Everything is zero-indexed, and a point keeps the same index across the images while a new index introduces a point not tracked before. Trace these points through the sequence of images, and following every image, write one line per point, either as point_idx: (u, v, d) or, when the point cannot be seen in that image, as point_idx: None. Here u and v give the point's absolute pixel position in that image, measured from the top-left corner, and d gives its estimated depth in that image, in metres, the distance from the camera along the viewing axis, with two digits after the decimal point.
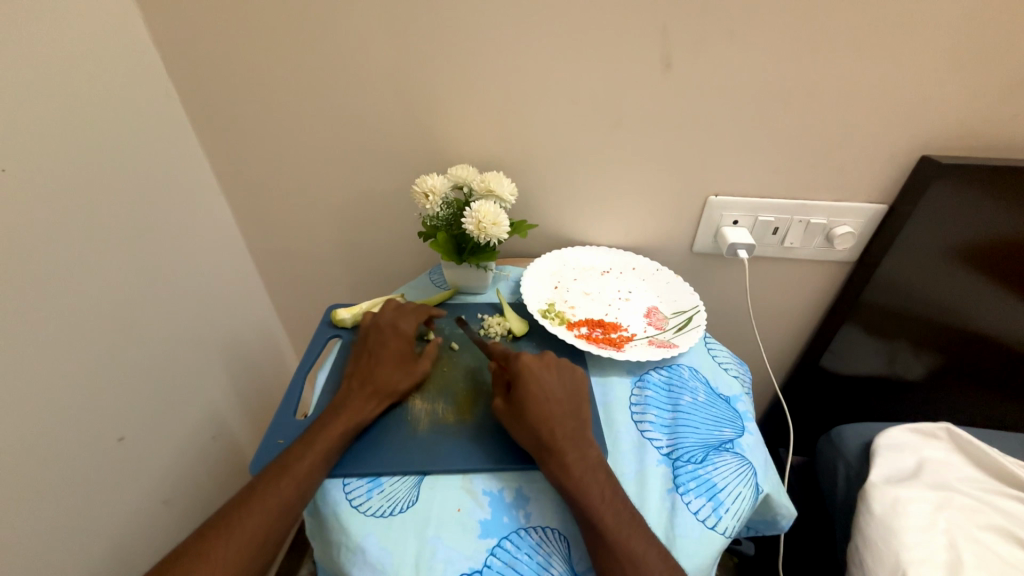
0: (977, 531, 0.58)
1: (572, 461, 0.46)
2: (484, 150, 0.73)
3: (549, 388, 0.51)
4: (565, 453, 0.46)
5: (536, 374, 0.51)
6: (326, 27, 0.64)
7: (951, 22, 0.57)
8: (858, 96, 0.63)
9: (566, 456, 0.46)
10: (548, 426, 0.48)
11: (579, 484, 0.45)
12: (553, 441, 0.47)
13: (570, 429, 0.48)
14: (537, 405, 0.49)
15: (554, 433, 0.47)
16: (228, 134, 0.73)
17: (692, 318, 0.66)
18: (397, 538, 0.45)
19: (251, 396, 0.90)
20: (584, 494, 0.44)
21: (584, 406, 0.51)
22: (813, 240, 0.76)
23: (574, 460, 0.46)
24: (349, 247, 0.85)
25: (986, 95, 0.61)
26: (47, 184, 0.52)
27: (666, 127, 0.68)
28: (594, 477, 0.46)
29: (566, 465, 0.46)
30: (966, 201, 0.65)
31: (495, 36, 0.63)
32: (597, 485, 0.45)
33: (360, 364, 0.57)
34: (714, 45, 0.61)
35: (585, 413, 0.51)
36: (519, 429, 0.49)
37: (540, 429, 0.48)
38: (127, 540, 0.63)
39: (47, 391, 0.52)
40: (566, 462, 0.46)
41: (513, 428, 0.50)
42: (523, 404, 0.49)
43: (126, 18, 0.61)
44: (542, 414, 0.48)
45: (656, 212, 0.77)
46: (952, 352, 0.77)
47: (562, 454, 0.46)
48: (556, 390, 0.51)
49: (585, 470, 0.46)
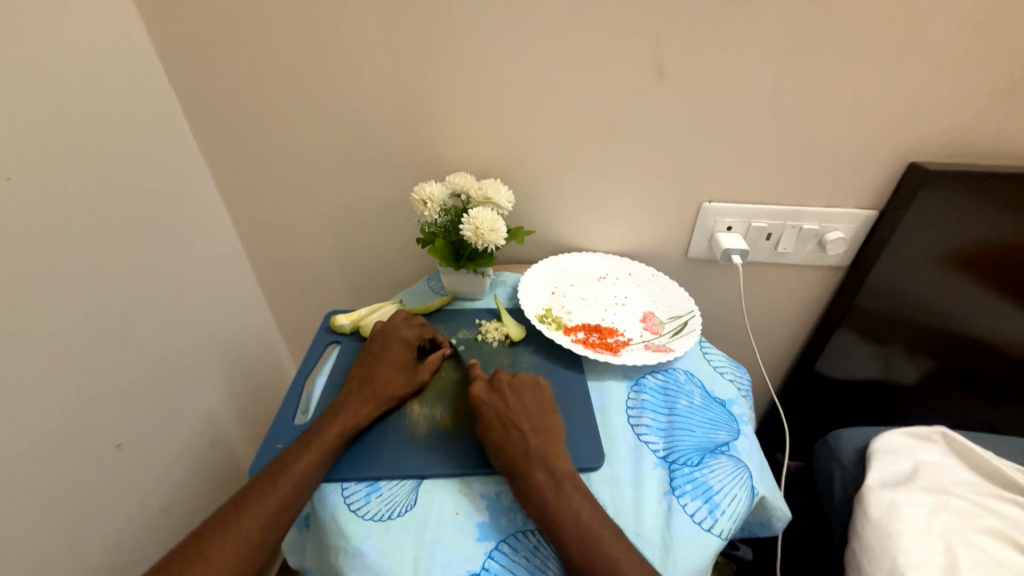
0: (972, 534, 0.58)
1: (536, 483, 0.46)
2: (482, 158, 0.74)
3: (518, 413, 0.52)
4: (526, 477, 0.46)
5: (497, 402, 0.53)
6: (326, 38, 0.65)
7: (933, 32, 0.58)
8: (845, 104, 0.64)
9: (529, 479, 0.46)
10: (507, 452, 0.48)
11: (542, 506, 0.45)
12: (515, 465, 0.47)
13: (535, 450, 0.48)
14: (497, 434, 0.50)
15: (515, 458, 0.48)
16: (228, 143, 0.74)
17: (687, 322, 0.67)
18: (394, 542, 0.45)
19: (249, 403, 0.90)
20: (548, 516, 0.44)
21: (552, 425, 0.52)
22: (806, 246, 0.77)
23: (538, 484, 0.46)
24: (348, 254, 0.86)
25: (970, 103, 0.62)
26: (48, 192, 0.53)
27: (659, 134, 0.69)
28: (559, 496, 0.45)
29: (528, 490, 0.46)
30: (955, 206, 0.66)
31: (491, 46, 0.65)
32: (564, 505, 0.45)
33: (360, 368, 0.58)
34: (704, 55, 0.62)
35: (552, 433, 0.51)
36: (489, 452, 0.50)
37: (500, 454, 0.49)
38: (124, 547, 0.63)
39: (47, 396, 0.53)
40: (530, 486, 0.46)
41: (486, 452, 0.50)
42: (483, 433, 0.51)
43: (129, 29, 0.63)
44: (500, 442, 0.49)
45: (652, 218, 0.78)
46: (945, 356, 0.78)
47: (525, 478, 0.46)
48: (526, 415, 0.52)
49: (549, 490, 0.46)
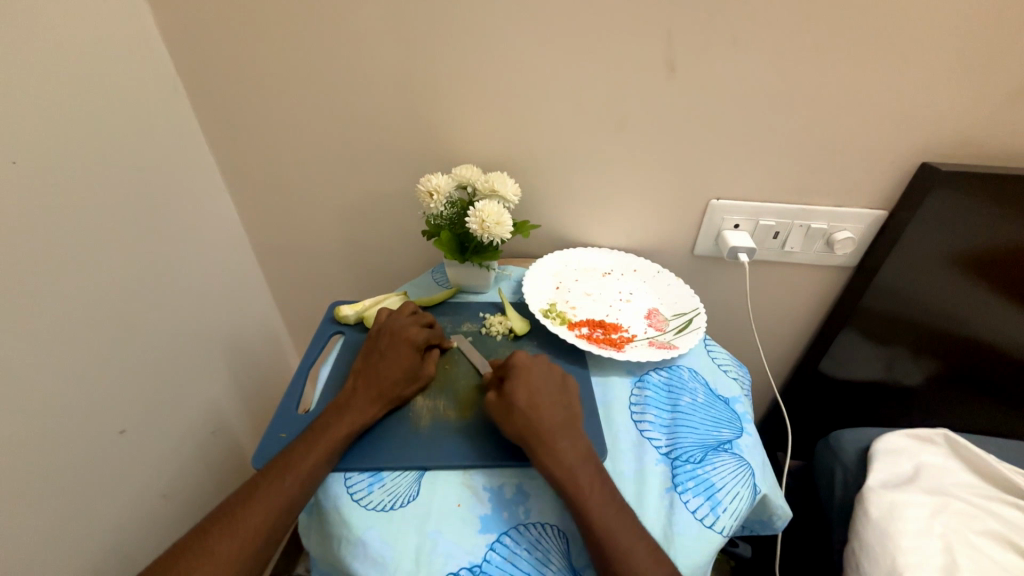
0: (972, 536, 0.58)
1: (563, 450, 0.46)
2: (488, 151, 0.73)
3: (545, 383, 0.52)
4: (555, 443, 0.47)
5: (527, 366, 0.52)
6: (333, 26, 0.64)
7: (949, 31, 0.57)
8: (857, 102, 0.63)
9: (557, 445, 0.47)
10: (538, 413, 0.48)
11: (568, 473, 0.45)
12: (546, 429, 0.48)
13: (561, 421, 0.49)
14: (529, 394, 0.50)
15: (545, 421, 0.48)
16: (234, 131, 0.74)
17: (692, 320, 0.67)
18: (397, 532, 0.45)
19: (251, 393, 0.90)
20: (573, 481, 0.45)
21: (573, 398, 0.52)
22: (813, 245, 0.76)
23: (565, 450, 0.47)
24: (352, 245, 0.86)
25: (984, 104, 0.62)
26: (53, 176, 0.52)
27: (668, 130, 0.69)
28: (584, 467, 0.46)
29: (556, 453, 0.46)
30: (965, 208, 0.65)
31: (500, 37, 0.64)
32: (585, 474, 0.45)
33: (366, 362, 0.57)
34: (716, 49, 0.62)
35: (574, 405, 0.51)
36: (510, 414, 0.49)
37: (529, 418, 0.48)
38: (125, 533, 0.64)
39: (51, 381, 0.53)
40: (557, 450, 0.46)
41: (503, 413, 0.50)
42: (514, 389, 0.50)
43: (135, 14, 0.62)
44: (532, 403, 0.49)
45: (658, 215, 0.77)
46: (950, 358, 0.78)
47: (553, 441, 0.47)
48: (551, 387, 0.52)
49: (574, 457, 0.46)
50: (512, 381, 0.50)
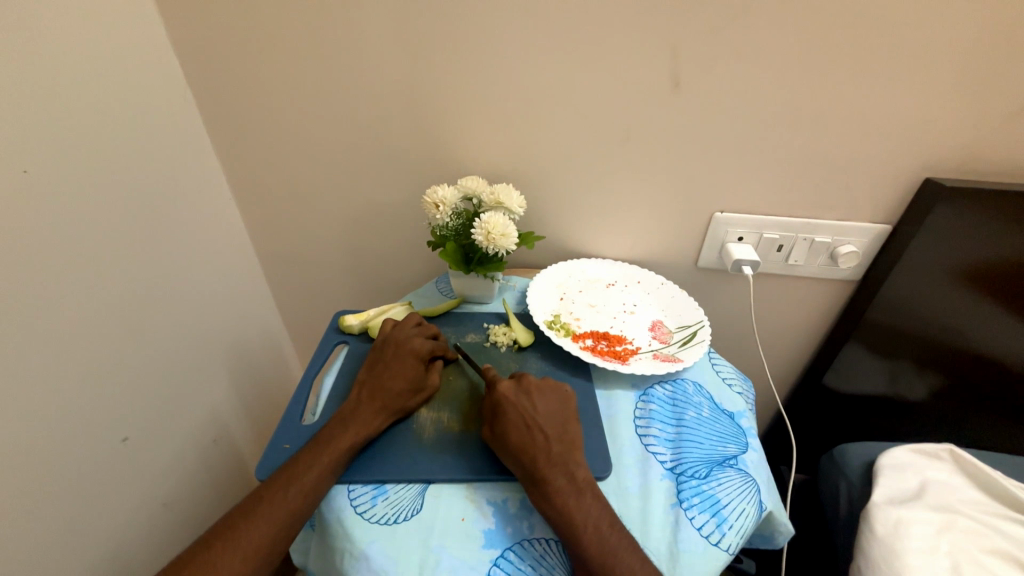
0: (980, 555, 0.57)
1: (557, 488, 0.46)
2: (494, 162, 0.74)
3: (537, 417, 0.51)
4: (549, 481, 0.46)
5: (516, 402, 0.51)
6: (342, 37, 0.65)
7: (951, 48, 0.58)
8: (861, 117, 0.64)
9: (551, 484, 0.46)
10: (530, 454, 0.48)
11: (564, 512, 0.44)
12: (538, 468, 0.47)
13: (555, 455, 0.48)
14: (519, 435, 0.49)
15: (537, 461, 0.47)
16: (241, 140, 0.74)
17: (696, 333, 0.67)
18: (401, 546, 0.45)
19: (253, 399, 0.90)
20: (569, 522, 0.44)
21: (569, 429, 0.51)
22: (817, 258, 0.76)
23: (560, 489, 0.46)
24: (356, 253, 0.86)
25: (988, 121, 0.62)
26: (62, 183, 0.53)
27: (671, 143, 0.69)
28: (580, 503, 0.45)
29: (550, 493, 0.45)
30: (969, 223, 0.65)
31: (506, 50, 0.65)
32: (582, 510, 0.45)
33: (371, 373, 0.57)
34: (721, 64, 0.62)
35: (571, 437, 0.50)
36: (505, 454, 0.49)
37: (522, 458, 0.48)
38: (126, 541, 0.63)
39: (55, 387, 0.53)
40: (552, 490, 0.46)
41: (499, 453, 0.50)
42: (503, 431, 0.50)
43: (147, 24, 0.63)
44: (522, 444, 0.48)
45: (662, 227, 0.78)
46: (956, 372, 0.77)
47: (547, 482, 0.46)
48: (546, 419, 0.51)
49: (570, 496, 0.45)
50: (501, 423, 0.50)
